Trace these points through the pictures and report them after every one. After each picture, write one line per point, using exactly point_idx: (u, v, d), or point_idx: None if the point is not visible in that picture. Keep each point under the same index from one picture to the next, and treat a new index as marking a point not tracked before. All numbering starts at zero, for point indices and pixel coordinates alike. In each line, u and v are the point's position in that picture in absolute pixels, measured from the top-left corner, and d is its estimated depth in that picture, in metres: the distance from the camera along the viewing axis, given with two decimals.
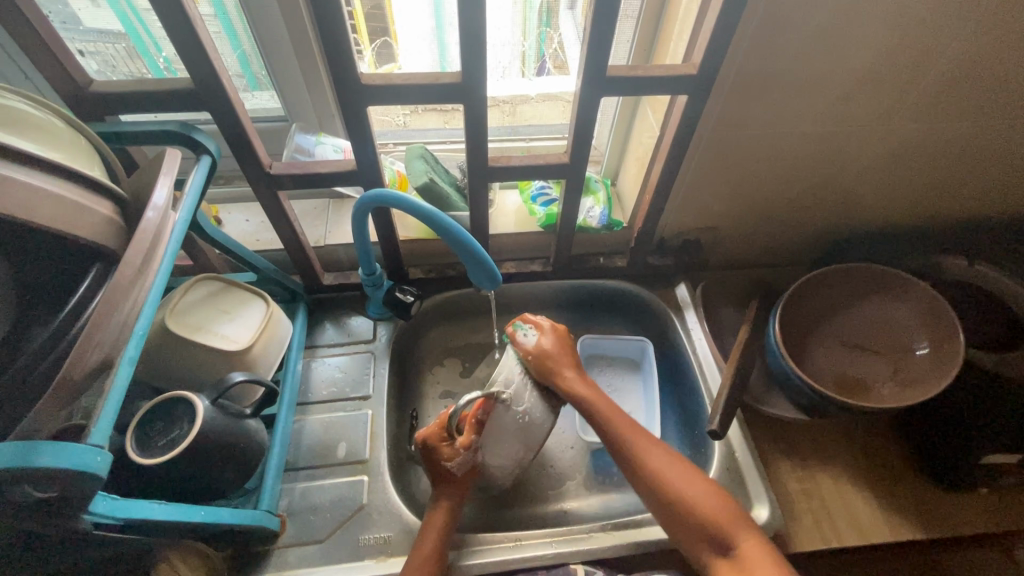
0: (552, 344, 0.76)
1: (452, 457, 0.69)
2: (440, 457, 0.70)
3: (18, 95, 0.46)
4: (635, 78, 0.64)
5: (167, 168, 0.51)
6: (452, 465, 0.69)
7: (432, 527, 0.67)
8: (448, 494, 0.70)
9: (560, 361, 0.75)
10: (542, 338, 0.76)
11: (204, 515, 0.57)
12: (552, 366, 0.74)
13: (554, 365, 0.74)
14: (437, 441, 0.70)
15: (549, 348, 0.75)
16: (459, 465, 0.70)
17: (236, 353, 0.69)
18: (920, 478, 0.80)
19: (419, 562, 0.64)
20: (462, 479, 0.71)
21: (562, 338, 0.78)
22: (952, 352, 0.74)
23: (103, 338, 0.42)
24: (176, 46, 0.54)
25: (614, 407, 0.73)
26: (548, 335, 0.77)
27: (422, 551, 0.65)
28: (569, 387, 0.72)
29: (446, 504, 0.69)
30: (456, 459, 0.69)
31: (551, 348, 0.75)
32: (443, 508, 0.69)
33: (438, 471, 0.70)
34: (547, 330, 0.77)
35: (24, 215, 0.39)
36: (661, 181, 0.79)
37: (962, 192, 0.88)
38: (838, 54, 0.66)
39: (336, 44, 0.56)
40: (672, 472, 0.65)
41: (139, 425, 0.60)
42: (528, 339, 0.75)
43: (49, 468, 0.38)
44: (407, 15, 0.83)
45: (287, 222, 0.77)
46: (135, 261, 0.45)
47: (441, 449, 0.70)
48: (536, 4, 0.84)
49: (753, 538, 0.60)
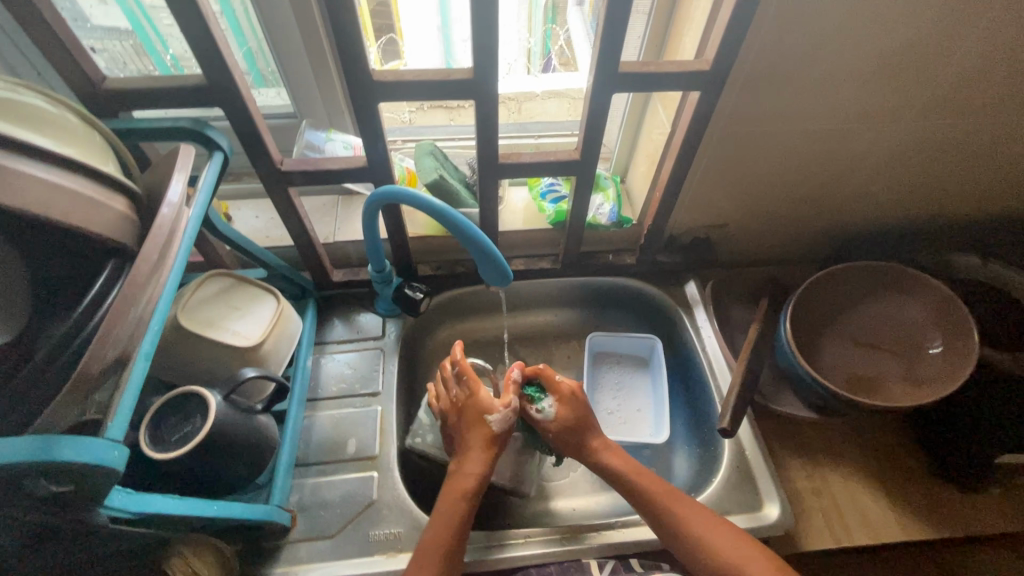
0: (573, 411, 0.75)
1: (498, 408, 0.72)
2: (487, 406, 0.72)
3: (34, 92, 0.47)
4: (648, 73, 0.63)
5: (181, 164, 0.51)
6: (495, 418, 0.72)
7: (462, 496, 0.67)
8: (477, 455, 0.71)
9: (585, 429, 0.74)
10: (557, 406, 0.75)
11: (216, 510, 0.57)
12: (576, 438, 0.74)
13: (578, 437, 0.74)
14: (481, 390, 0.74)
15: (572, 419, 0.74)
16: (501, 419, 0.72)
17: (247, 348, 0.69)
18: (932, 478, 0.80)
19: (444, 527, 0.64)
20: (499, 439, 0.72)
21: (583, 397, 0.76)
22: (965, 351, 0.73)
23: (120, 333, 0.42)
24: (190, 42, 0.54)
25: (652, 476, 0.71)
26: (568, 401, 0.75)
27: (450, 513, 0.65)
28: (596, 458, 0.72)
29: (475, 469, 0.69)
30: (502, 411, 0.72)
31: (573, 414, 0.75)
32: (472, 474, 0.69)
33: (477, 420, 0.72)
34: (564, 394, 0.76)
35: (42, 211, 0.39)
36: (671, 178, 0.78)
37: (976, 190, 0.87)
38: (853, 48, 0.65)
39: (349, 41, 0.56)
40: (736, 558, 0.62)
41: (154, 420, 0.61)
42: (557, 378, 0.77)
43: (68, 461, 0.38)
44: (414, 16, 0.83)
45: (297, 219, 0.77)
46: (151, 256, 0.45)
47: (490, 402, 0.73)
48: (542, 2, 0.85)
49: None
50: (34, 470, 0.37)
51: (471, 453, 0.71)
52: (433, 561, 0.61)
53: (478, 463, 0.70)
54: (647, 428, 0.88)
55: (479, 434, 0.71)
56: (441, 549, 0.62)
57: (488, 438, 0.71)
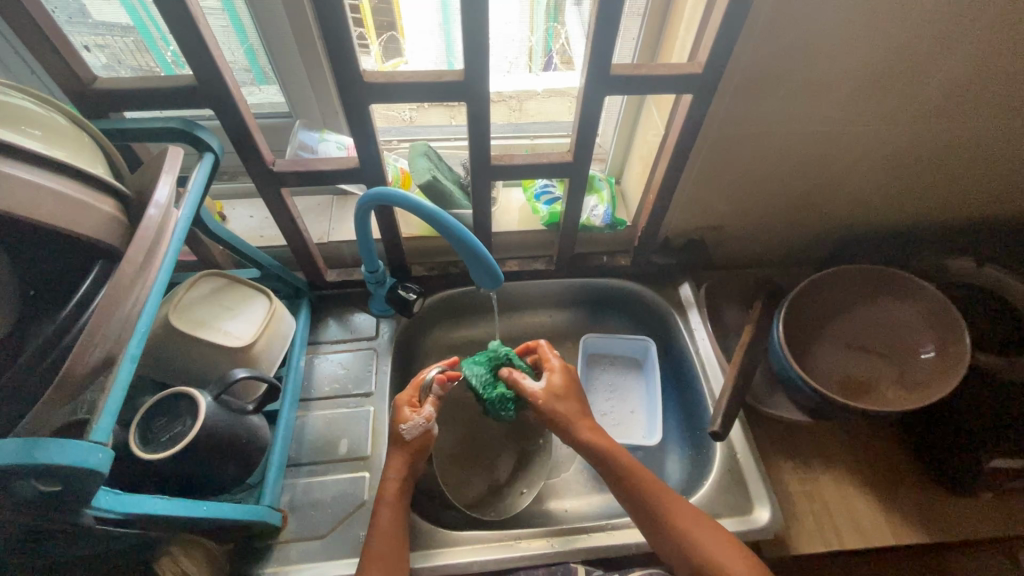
0: (563, 381, 0.76)
1: (410, 417, 0.70)
2: (399, 417, 0.70)
3: (22, 93, 0.47)
4: (639, 76, 0.63)
5: (170, 166, 0.51)
6: (405, 427, 0.69)
7: (384, 503, 0.67)
8: (397, 459, 0.69)
9: (572, 398, 0.75)
10: (553, 376, 0.76)
11: (206, 510, 0.57)
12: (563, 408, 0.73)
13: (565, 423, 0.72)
14: (401, 402, 0.72)
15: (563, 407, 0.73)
16: (411, 429, 0.69)
17: (239, 349, 0.69)
18: (924, 481, 0.79)
19: (383, 534, 0.64)
20: (416, 447, 0.70)
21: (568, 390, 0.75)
22: (958, 356, 0.73)
23: (105, 335, 0.42)
24: (179, 43, 0.54)
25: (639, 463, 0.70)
26: (558, 373, 0.76)
27: (388, 524, 0.65)
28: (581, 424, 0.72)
29: (395, 472, 0.68)
30: (413, 420, 0.69)
31: (560, 385, 0.75)
32: (393, 477, 0.68)
33: (393, 431, 0.70)
34: (555, 367, 0.77)
35: (27, 214, 0.39)
36: (665, 181, 0.78)
37: (972, 194, 0.87)
38: (846, 52, 0.65)
39: (339, 42, 0.56)
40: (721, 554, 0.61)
41: (143, 421, 0.61)
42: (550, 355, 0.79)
43: (51, 464, 0.38)
44: (415, 14, 0.83)
45: (290, 219, 0.77)
46: (137, 258, 0.45)
47: (402, 411, 0.70)
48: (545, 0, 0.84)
49: None
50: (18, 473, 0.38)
51: (391, 458, 0.69)
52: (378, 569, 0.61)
53: (396, 467, 0.68)
54: (639, 430, 0.88)
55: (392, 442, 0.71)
56: (377, 553, 0.62)
57: (404, 448, 0.70)
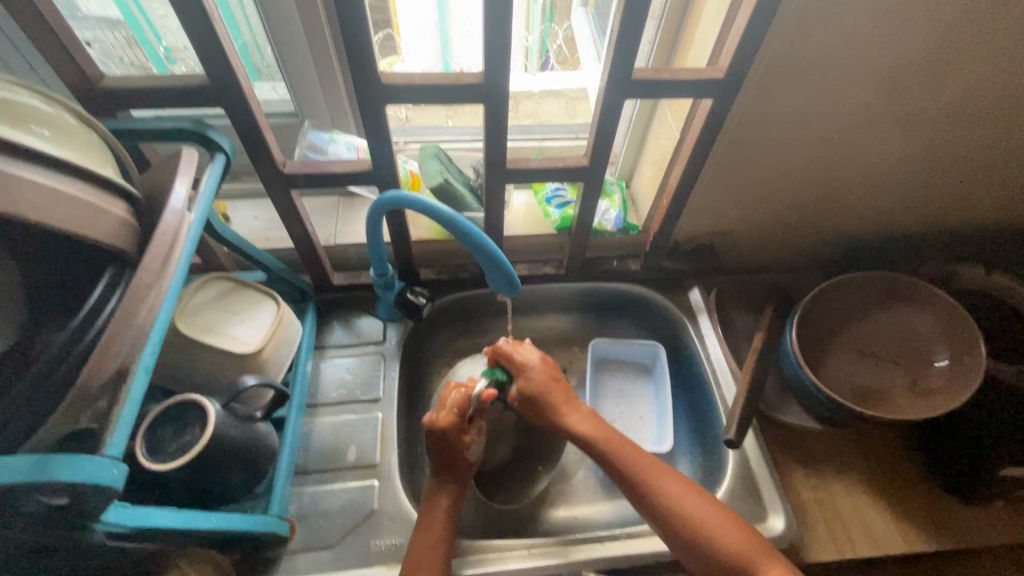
0: (534, 383, 0.71)
1: (472, 441, 0.69)
2: (460, 447, 0.68)
3: (29, 91, 0.45)
4: (660, 80, 0.62)
5: (185, 167, 0.49)
6: (470, 452, 0.69)
7: (435, 515, 0.66)
8: (447, 490, 0.68)
9: (548, 398, 0.71)
10: (524, 381, 0.72)
11: (215, 522, 0.55)
12: (543, 407, 0.71)
13: (543, 405, 0.71)
14: (456, 432, 0.67)
15: (539, 388, 0.71)
16: (473, 451, 0.69)
17: (247, 354, 0.67)
18: (935, 490, 0.79)
19: (427, 545, 0.64)
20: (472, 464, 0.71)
21: (547, 368, 0.74)
22: (973, 364, 0.73)
23: (121, 346, 0.40)
24: (192, 40, 0.52)
25: (634, 446, 0.69)
26: (529, 376, 0.72)
27: (432, 534, 0.64)
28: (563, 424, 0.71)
29: (448, 487, 0.68)
30: (474, 446, 0.69)
31: (534, 387, 0.71)
32: (445, 507, 0.67)
33: (453, 458, 0.68)
34: (523, 368, 0.72)
35: (39, 218, 0.38)
36: (680, 185, 0.77)
37: (982, 200, 0.87)
38: (867, 58, 0.64)
39: (357, 42, 0.54)
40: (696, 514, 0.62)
41: (149, 429, 0.59)
42: (514, 355, 0.73)
43: (65, 482, 0.36)
44: (410, 8, 0.81)
45: (299, 221, 0.75)
46: (154, 265, 0.43)
47: (460, 439, 0.67)
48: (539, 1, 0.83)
49: (777, 569, 0.59)
50: (31, 490, 0.36)
51: (442, 478, 0.69)
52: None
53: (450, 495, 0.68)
54: (649, 435, 0.87)
55: (449, 465, 0.68)
56: (425, 566, 0.62)
57: (463, 469, 0.69)
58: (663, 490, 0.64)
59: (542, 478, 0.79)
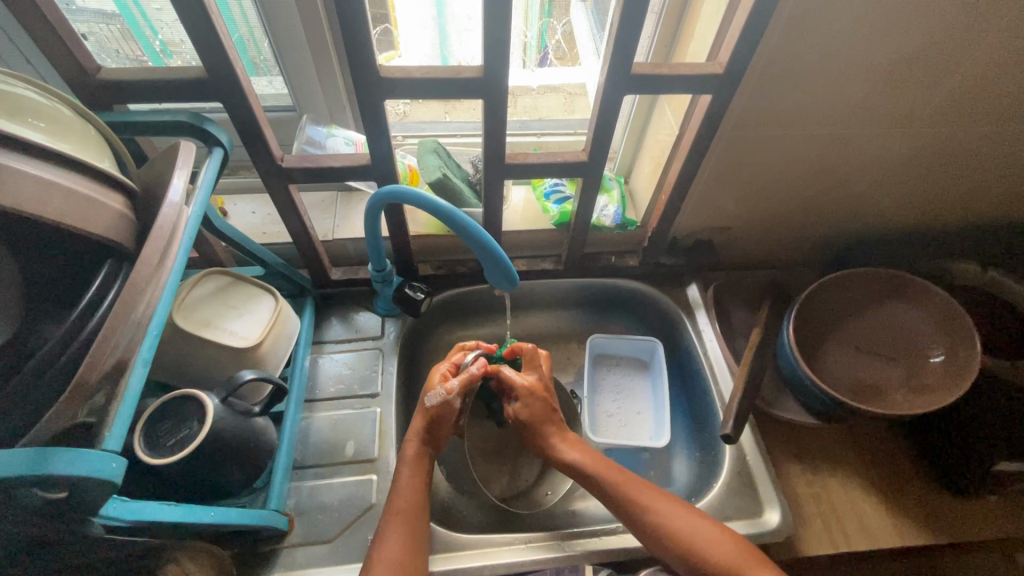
0: (531, 409, 0.73)
1: (436, 389, 0.70)
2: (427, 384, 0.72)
3: (24, 82, 0.44)
4: (659, 75, 0.62)
5: (182, 161, 0.49)
6: (428, 396, 0.70)
7: (405, 463, 0.68)
8: (416, 421, 0.71)
9: (542, 423, 0.73)
10: (523, 404, 0.74)
11: (213, 517, 0.55)
12: (532, 433, 0.74)
13: (535, 432, 0.73)
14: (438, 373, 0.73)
15: (529, 416, 0.73)
16: (436, 401, 0.70)
17: (245, 349, 0.67)
18: (928, 484, 0.80)
19: (403, 488, 0.66)
20: (437, 421, 0.70)
21: (544, 393, 0.75)
22: (968, 361, 0.73)
23: (119, 341, 0.40)
24: (190, 34, 0.52)
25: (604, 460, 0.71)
26: (528, 401, 0.74)
27: (405, 481, 0.67)
28: (552, 449, 0.72)
29: (415, 430, 0.71)
30: (434, 391, 0.70)
31: (530, 414, 0.73)
32: (413, 440, 0.70)
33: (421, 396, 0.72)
34: (522, 392, 0.74)
35: (35, 211, 0.37)
36: (679, 180, 0.77)
37: (978, 197, 0.87)
38: (867, 54, 0.64)
39: (355, 33, 0.54)
40: (667, 512, 0.64)
41: (148, 423, 0.59)
42: (514, 377, 0.75)
43: (64, 476, 0.36)
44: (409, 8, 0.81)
45: (297, 216, 0.75)
46: (151, 259, 0.43)
47: (431, 382, 0.72)
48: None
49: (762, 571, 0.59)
50: (29, 483, 0.36)
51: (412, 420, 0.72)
52: (402, 525, 0.63)
53: (416, 433, 0.71)
54: (645, 431, 0.87)
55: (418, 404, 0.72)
56: (396, 512, 0.64)
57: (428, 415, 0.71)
58: (642, 498, 0.66)
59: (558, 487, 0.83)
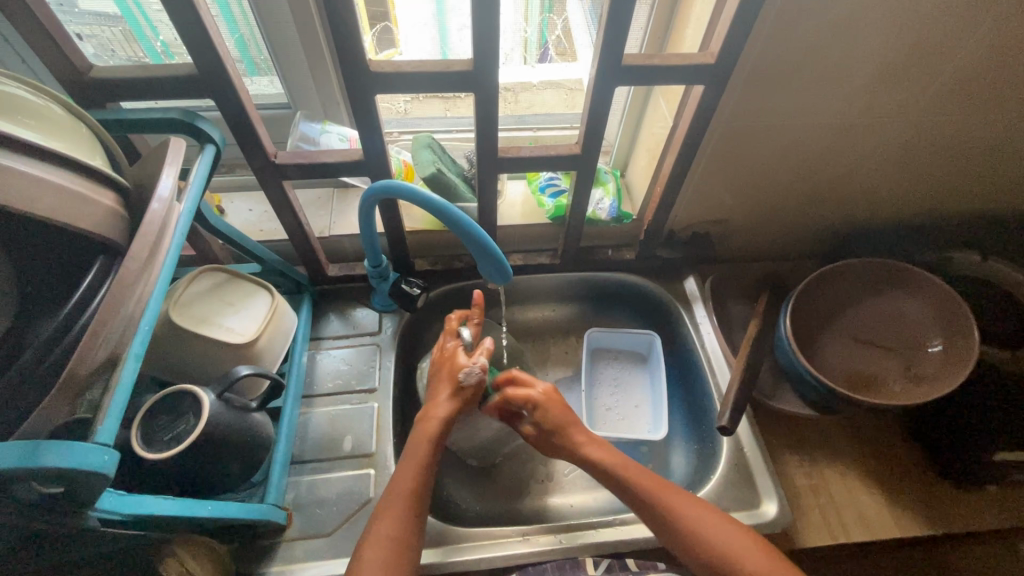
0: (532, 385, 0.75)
1: (466, 364, 0.72)
2: (457, 364, 0.72)
3: (16, 81, 0.45)
4: (651, 66, 0.62)
5: (172, 157, 0.49)
6: (462, 372, 0.71)
7: (425, 442, 0.67)
8: (446, 400, 0.70)
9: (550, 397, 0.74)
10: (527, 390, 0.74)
11: (211, 510, 0.56)
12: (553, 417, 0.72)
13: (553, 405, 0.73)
14: (459, 353, 0.74)
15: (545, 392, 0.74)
16: (470, 375, 0.70)
17: (240, 345, 0.68)
18: (929, 475, 0.80)
19: (411, 468, 0.64)
20: (468, 394, 0.71)
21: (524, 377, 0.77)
22: (966, 350, 0.73)
23: (109, 335, 0.41)
24: (180, 31, 0.52)
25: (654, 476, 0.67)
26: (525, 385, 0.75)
27: (415, 460, 0.65)
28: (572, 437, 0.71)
29: (442, 411, 0.69)
30: (470, 366, 0.71)
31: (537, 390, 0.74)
32: (437, 418, 0.69)
33: (451, 376, 0.72)
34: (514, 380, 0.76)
35: (25, 207, 0.37)
36: (673, 172, 0.77)
37: (977, 186, 0.86)
38: (862, 43, 0.63)
39: (343, 29, 0.54)
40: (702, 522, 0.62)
41: (145, 419, 0.60)
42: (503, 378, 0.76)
43: (55, 468, 0.37)
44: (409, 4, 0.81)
45: (292, 212, 0.75)
46: (141, 254, 0.43)
47: (458, 362, 0.73)
48: None
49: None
50: (21, 476, 0.37)
51: (437, 399, 0.71)
52: (403, 507, 0.61)
53: (445, 408, 0.70)
54: (644, 424, 0.87)
55: (448, 386, 0.72)
56: (409, 492, 0.62)
57: (460, 395, 0.71)
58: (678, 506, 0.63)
59: (554, 485, 0.83)
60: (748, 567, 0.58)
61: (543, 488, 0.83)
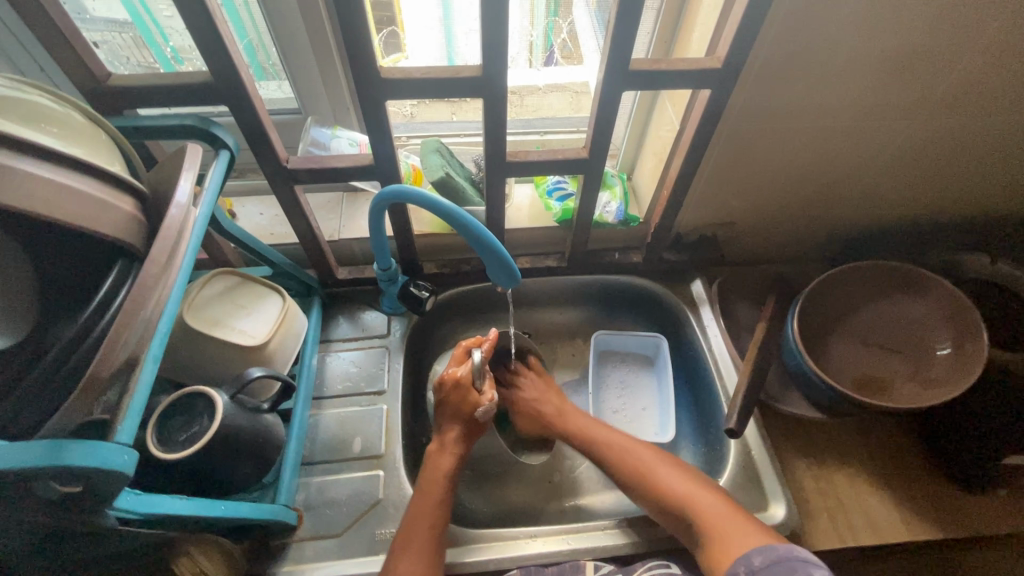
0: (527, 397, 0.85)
1: (481, 402, 0.73)
2: (470, 402, 0.73)
3: (39, 90, 0.46)
4: (658, 70, 0.63)
5: (188, 163, 0.50)
6: (478, 410, 0.72)
7: (441, 474, 0.70)
8: (456, 435, 0.73)
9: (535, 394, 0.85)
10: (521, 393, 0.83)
11: (224, 509, 0.57)
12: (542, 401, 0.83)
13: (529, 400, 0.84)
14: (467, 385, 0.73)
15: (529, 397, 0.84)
16: (483, 414, 0.73)
17: (252, 347, 0.69)
18: (937, 479, 0.79)
19: (431, 501, 0.67)
20: (478, 428, 0.74)
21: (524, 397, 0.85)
22: (975, 353, 0.73)
23: (129, 337, 0.41)
24: (196, 40, 0.53)
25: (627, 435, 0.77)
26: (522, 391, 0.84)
27: (433, 489, 0.68)
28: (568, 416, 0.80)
29: (453, 448, 0.72)
30: (486, 404, 0.73)
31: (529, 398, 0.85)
32: (451, 455, 0.72)
33: (463, 414, 0.73)
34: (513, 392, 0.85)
35: (49, 213, 0.39)
36: (680, 176, 0.77)
37: (985, 188, 0.86)
38: (867, 47, 0.64)
39: (356, 36, 0.55)
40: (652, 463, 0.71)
41: (159, 419, 0.60)
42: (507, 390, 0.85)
43: (78, 467, 0.38)
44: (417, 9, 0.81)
45: (303, 217, 0.76)
46: (160, 258, 0.44)
47: (471, 398, 0.73)
48: None
49: (715, 503, 0.64)
50: (46, 475, 0.38)
51: (449, 436, 0.73)
52: (427, 541, 0.63)
53: (455, 448, 0.72)
54: (651, 427, 0.87)
55: (458, 426, 0.73)
56: (428, 524, 0.64)
57: (468, 432, 0.73)
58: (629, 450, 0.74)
59: (562, 487, 0.83)
60: (684, 497, 0.66)
61: (551, 490, 0.83)
